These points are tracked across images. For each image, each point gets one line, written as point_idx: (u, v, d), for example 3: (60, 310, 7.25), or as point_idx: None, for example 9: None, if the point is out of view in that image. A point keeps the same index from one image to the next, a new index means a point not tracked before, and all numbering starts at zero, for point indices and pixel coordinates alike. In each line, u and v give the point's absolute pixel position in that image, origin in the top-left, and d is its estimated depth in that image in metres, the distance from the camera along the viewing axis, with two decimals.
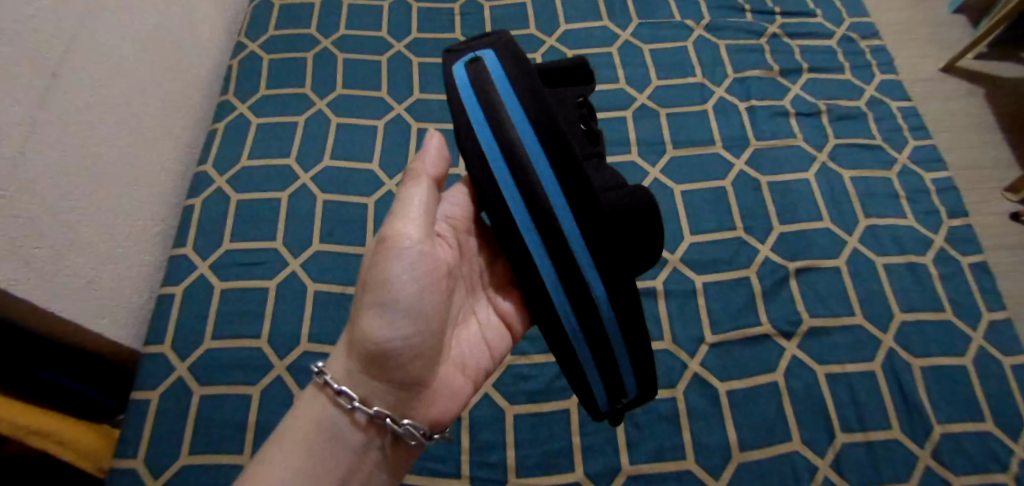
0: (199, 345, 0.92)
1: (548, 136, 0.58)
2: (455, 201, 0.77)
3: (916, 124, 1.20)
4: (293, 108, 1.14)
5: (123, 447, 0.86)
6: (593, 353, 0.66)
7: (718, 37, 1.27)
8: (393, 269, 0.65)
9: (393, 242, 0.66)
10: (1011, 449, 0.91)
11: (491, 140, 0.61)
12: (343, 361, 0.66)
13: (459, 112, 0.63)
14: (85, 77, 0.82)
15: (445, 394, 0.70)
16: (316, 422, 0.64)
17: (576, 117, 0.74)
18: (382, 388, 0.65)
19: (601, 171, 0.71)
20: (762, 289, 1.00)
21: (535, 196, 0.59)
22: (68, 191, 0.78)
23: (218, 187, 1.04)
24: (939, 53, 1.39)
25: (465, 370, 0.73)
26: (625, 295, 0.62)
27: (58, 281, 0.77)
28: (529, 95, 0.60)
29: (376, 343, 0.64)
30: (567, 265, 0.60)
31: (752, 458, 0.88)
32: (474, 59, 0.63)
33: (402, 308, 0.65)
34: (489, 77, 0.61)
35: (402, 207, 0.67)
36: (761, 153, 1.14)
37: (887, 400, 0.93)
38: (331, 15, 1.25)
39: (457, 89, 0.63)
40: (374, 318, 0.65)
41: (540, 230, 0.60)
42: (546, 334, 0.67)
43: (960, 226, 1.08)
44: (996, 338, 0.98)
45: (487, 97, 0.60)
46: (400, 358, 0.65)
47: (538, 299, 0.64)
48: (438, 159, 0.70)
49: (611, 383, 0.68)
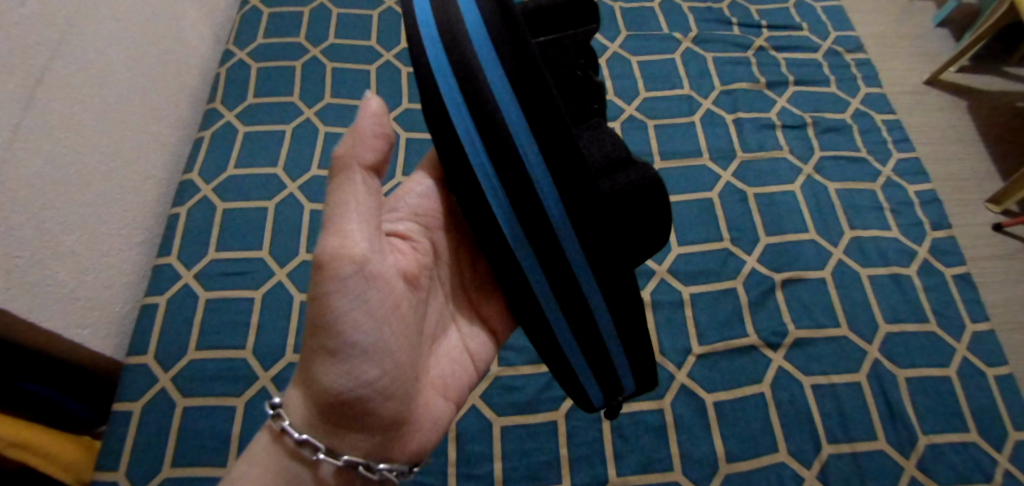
0: (183, 355, 0.91)
1: (536, 111, 0.54)
2: (421, 192, 0.74)
3: (900, 137, 1.21)
4: (281, 116, 1.13)
5: (103, 460, 0.84)
6: (587, 359, 0.68)
7: (706, 50, 1.28)
8: (349, 307, 0.60)
9: (337, 273, 0.58)
10: (995, 459, 0.91)
11: (465, 115, 0.55)
12: (301, 410, 0.61)
13: (425, 79, 0.55)
14: (69, 84, 0.81)
15: (425, 424, 0.67)
16: (273, 471, 0.61)
17: (574, 67, 0.66)
18: (352, 436, 0.62)
19: (599, 142, 0.66)
20: (748, 300, 1.00)
21: (518, 178, 0.55)
22: (51, 199, 0.78)
23: (204, 195, 1.03)
24: (923, 66, 1.41)
25: (443, 391, 0.71)
26: (625, 291, 0.62)
27: (39, 291, 0.76)
28: (516, 59, 0.53)
29: (338, 390, 0.60)
30: (552, 254, 0.59)
31: (740, 469, 0.88)
32: (454, 22, 0.54)
33: (358, 349, 0.60)
34: (464, 36, 0.54)
35: (341, 223, 0.59)
36: (747, 165, 1.15)
37: (872, 411, 0.93)
38: (320, 24, 1.25)
39: (423, 49, 0.55)
40: (332, 363, 0.60)
41: (519, 216, 0.58)
42: (527, 329, 0.67)
43: (943, 238, 1.09)
44: (979, 349, 0.99)
45: (467, 70, 0.54)
46: (366, 403, 0.61)
47: (522, 296, 0.63)
48: (375, 141, 0.59)
49: (606, 382, 0.70)
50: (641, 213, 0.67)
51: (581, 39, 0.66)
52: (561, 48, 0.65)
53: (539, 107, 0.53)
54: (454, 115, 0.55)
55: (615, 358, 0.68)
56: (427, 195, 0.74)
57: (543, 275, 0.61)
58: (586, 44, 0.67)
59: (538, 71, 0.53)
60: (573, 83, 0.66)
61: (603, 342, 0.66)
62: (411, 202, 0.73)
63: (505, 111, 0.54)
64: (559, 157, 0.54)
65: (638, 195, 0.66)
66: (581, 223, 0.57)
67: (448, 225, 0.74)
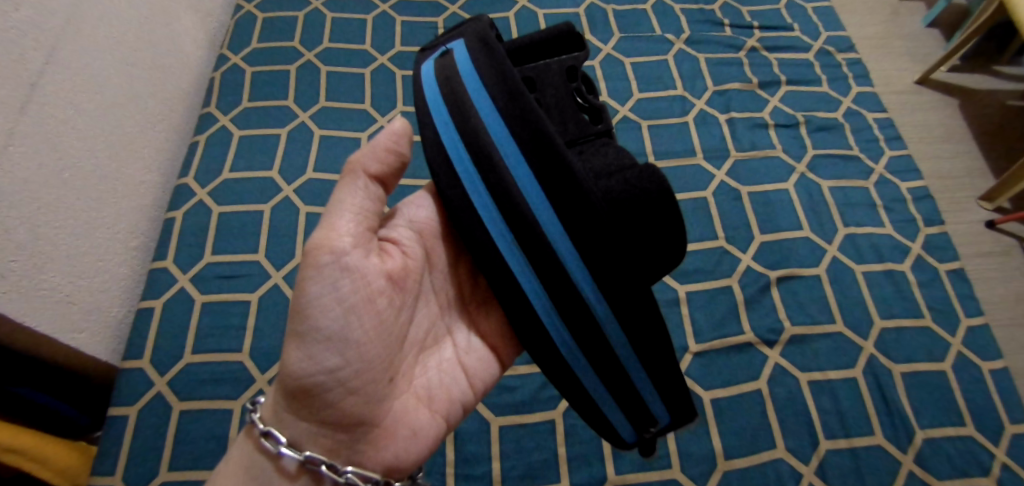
0: (180, 359, 0.91)
1: (515, 120, 0.56)
2: (421, 204, 0.74)
3: (891, 135, 1.22)
4: (276, 120, 1.13)
5: (100, 464, 0.84)
6: (605, 384, 0.64)
7: (698, 51, 1.29)
8: (314, 294, 0.61)
9: (316, 259, 0.62)
10: (992, 453, 0.92)
11: (455, 138, 0.60)
12: (273, 399, 0.64)
13: (424, 116, 0.63)
14: (64, 88, 0.81)
15: (404, 434, 0.66)
16: (245, 465, 0.63)
17: (567, 95, 0.66)
18: (314, 429, 0.63)
19: (603, 154, 0.64)
20: (744, 297, 1.01)
21: (506, 188, 0.57)
22: (45, 203, 0.78)
23: (199, 199, 1.04)
24: (913, 66, 1.42)
25: (430, 403, 0.69)
26: (635, 305, 0.58)
27: (35, 295, 0.76)
28: (494, 78, 0.57)
29: (298, 378, 0.61)
30: (547, 262, 0.58)
31: (737, 466, 0.88)
32: (449, 71, 0.61)
33: (325, 336, 0.62)
34: (457, 77, 0.60)
35: (331, 217, 0.64)
36: (740, 164, 1.15)
37: (869, 406, 0.93)
38: (315, 29, 1.25)
39: (424, 93, 0.63)
40: (295, 349, 0.62)
41: (512, 227, 0.58)
42: (523, 335, 0.63)
43: (936, 234, 1.10)
44: (973, 344, 1.00)
45: (459, 107, 0.59)
46: (328, 394, 0.62)
47: (518, 311, 0.61)
48: (382, 145, 0.65)
49: (633, 412, 0.66)
50: (652, 222, 0.62)
51: (575, 70, 0.67)
52: (549, 74, 0.67)
53: (518, 116, 0.56)
54: (446, 141, 0.60)
55: (631, 371, 0.62)
56: (426, 206, 0.74)
57: (541, 288, 0.60)
58: (582, 77, 0.68)
59: (513, 83, 0.56)
60: (568, 103, 0.66)
61: (620, 360, 0.62)
62: (410, 216, 0.73)
63: (488, 126, 0.57)
64: (541, 160, 0.55)
65: (643, 199, 0.61)
66: (573, 225, 0.56)
67: (448, 237, 0.74)
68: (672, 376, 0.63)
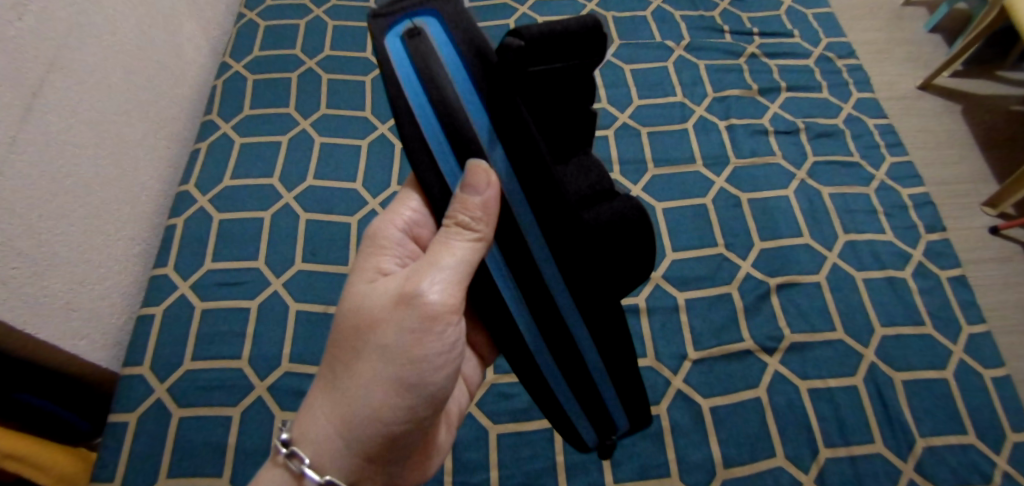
0: (179, 367, 0.92)
1: (517, 147, 0.57)
2: (415, 205, 0.66)
3: (893, 141, 1.22)
4: (277, 127, 1.14)
5: (101, 470, 0.85)
6: (579, 402, 0.69)
7: (697, 57, 1.29)
8: (415, 345, 0.59)
9: (437, 322, 0.58)
10: (994, 462, 0.91)
11: (451, 160, 0.58)
12: (336, 444, 0.59)
13: (407, 125, 0.57)
14: (66, 97, 0.82)
15: (432, 451, 0.70)
16: None
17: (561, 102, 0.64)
18: (375, 468, 0.62)
19: (586, 171, 0.66)
20: (743, 305, 1.00)
21: (507, 226, 0.60)
22: (47, 212, 0.78)
23: (200, 206, 1.04)
24: (916, 71, 1.42)
25: (448, 418, 0.74)
26: (612, 325, 0.64)
27: (34, 303, 0.76)
28: (499, 101, 0.56)
29: (384, 427, 0.60)
30: (542, 302, 0.63)
31: (736, 474, 0.88)
32: (438, 75, 0.56)
33: (431, 393, 0.61)
34: (449, 87, 0.56)
35: (436, 273, 0.58)
36: (739, 171, 1.15)
37: (869, 414, 0.93)
38: (316, 37, 1.26)
39: (404, 94, 0.56)
40: (384, 400, 0.59)
41: (508, 260, 0.62)
42: (508, 357, 0.67)
43: (937, 241, 1.09)
44: (975, 351, 0.99)
45: (456, 125, 0.56)
46: (408, 438, 0.63)
47: (505, 330, 0.65)
48: (483, 195, 0.56)
49: (601, 428, 0.72)
50: (628, 247, 0.66)
51: (580, 76, 0.60)
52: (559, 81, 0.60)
53: (521, 147, 0.57)
54: (439, 156, 0.58)
55: (601, 389, 0.68)
56: (416, 205, 0.66)
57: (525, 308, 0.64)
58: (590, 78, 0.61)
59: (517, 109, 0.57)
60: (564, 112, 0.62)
61: (594, 382, 0.68)
62: (404, 223, 0.66)
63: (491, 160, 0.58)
64: (539, 187, 0.58)
65: (624, 227, 0.65)
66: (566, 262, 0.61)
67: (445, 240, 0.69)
68: (637, 397, 0.70)
